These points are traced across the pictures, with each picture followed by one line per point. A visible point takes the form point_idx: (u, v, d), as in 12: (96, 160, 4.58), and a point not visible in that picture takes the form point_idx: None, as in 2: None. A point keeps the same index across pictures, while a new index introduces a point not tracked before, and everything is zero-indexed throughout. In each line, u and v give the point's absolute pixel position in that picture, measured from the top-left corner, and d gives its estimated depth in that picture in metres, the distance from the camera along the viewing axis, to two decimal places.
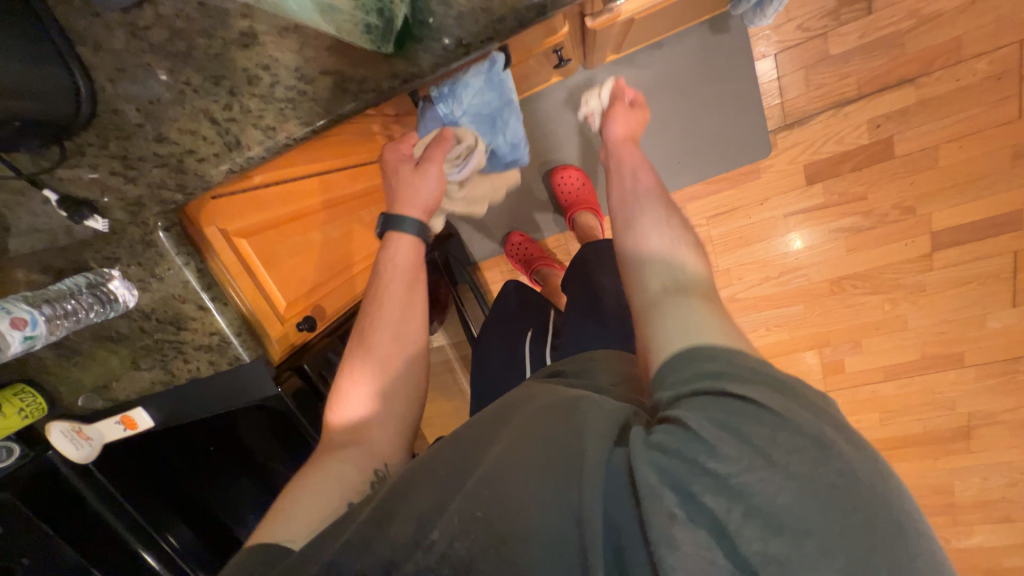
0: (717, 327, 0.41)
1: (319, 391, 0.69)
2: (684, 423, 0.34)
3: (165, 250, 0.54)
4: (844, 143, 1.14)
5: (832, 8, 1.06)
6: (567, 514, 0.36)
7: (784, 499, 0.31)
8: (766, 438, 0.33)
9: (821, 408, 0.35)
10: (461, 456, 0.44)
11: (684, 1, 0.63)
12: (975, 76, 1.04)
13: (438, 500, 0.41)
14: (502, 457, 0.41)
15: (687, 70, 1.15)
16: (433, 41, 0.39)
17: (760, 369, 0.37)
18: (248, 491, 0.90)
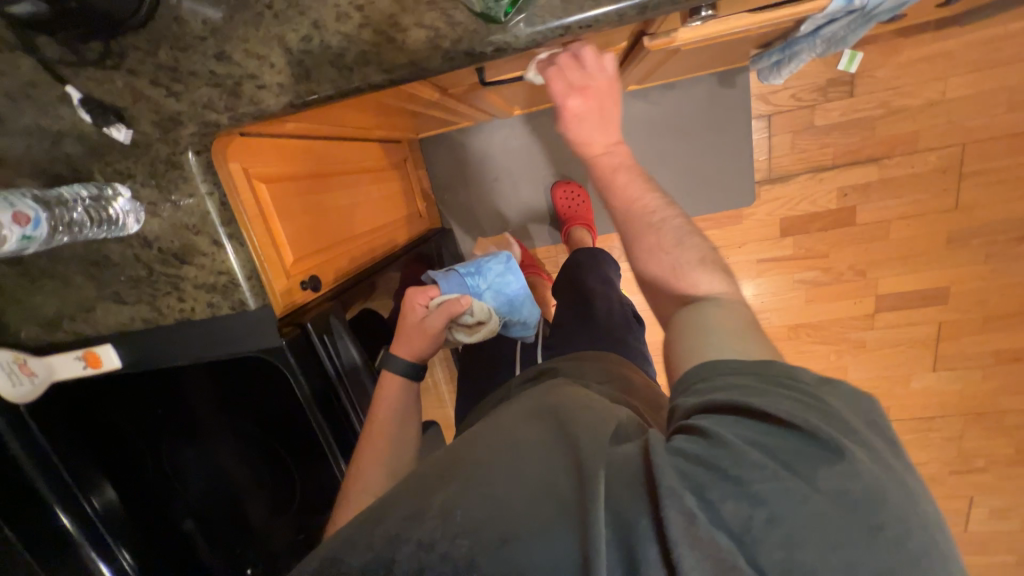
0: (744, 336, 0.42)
1: (315, 353, 0.64)
2: (705, 431, 0.35)
3: (190, 174, 0.51)
4: (816, 205, 1.28)
5: (821, 85, 1.20)
6: (570, 512, 0.33)
7: (807, 507, 0.30)
8: (785, 450, 0.33)
9: (843, 417, 0.35)
10: (455, 453, 0.41)
11: (724, 44, 0.69)
12: (926, 166, 1.21)
13: (433, 497, 0.36)
14: (497, 455, 0.38)
15: (692, 115, 1.25)
16: (535, 16, 0.40)
17: (783, 381, 0.37)
18: (195, 462, 0.77)
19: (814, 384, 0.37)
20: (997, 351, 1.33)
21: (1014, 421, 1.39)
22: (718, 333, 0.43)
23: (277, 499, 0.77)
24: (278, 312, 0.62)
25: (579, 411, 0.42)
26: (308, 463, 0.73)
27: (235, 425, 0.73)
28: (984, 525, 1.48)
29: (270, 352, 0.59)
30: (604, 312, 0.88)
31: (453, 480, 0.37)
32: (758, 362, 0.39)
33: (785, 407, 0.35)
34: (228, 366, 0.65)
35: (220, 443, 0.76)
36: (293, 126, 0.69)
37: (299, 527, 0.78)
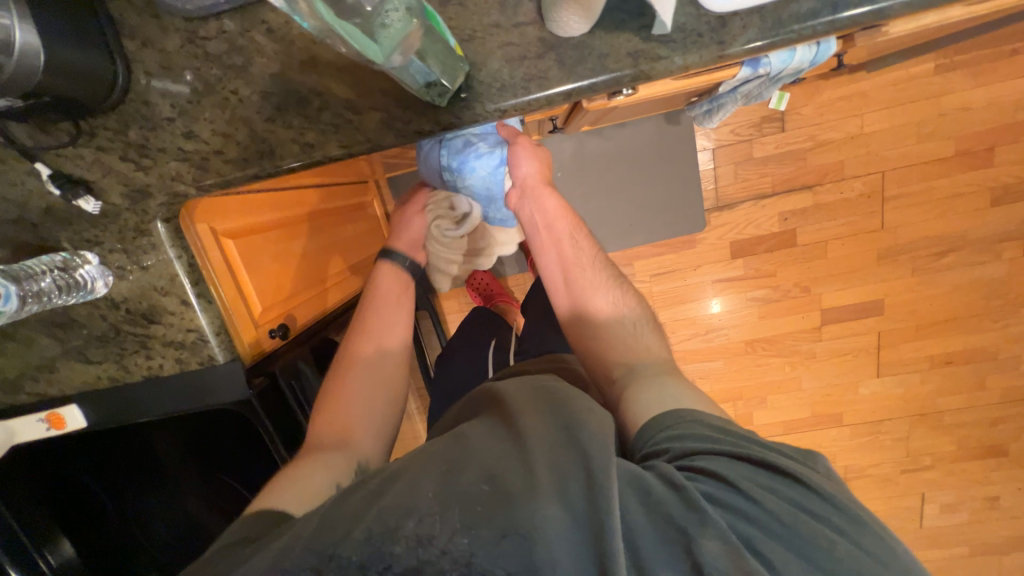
0: (692, 399, 0.51)
1: (287, 397, 0.67)
2: (717, 474, 0.39)
3: (159, 240, 0.53)
4: (760, 229, 1.38)
5: (756, 122, 1.31)
6: (580, 505, 0.36)
7: (842, 556, 0.35)
8: (804, 505, 0.38)
9: (828, 475, 0.42)
10: (454, 450, 0.44)
11: (658, 100, 0.77)
12: (854, 192, 1.34)
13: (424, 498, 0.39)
14: (506, 458, 0.41)
15: (643, 149, 1.35)
16: (476, 103, 0.45)
17: (760, 441, 0.44)
18: (160, 514, 0.77)
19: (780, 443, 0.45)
20: (931, 356, 1.46)
21: (953, 419, 1.50)
22: (675, 401, 0.50)
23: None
24: (249, 361, 0.65)
25: (567, 407, 0.46)
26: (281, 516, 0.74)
27: (205, 474, 0.74)
28: (937, 520, 1.58)
29: (240, 404, 0.61)
30: None
31: (454, 481, 0.39)
32: (726, 428, 0.46)
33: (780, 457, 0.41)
34: (196, 419, 0.66)
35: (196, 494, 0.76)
36: (262, 183, 0.72)
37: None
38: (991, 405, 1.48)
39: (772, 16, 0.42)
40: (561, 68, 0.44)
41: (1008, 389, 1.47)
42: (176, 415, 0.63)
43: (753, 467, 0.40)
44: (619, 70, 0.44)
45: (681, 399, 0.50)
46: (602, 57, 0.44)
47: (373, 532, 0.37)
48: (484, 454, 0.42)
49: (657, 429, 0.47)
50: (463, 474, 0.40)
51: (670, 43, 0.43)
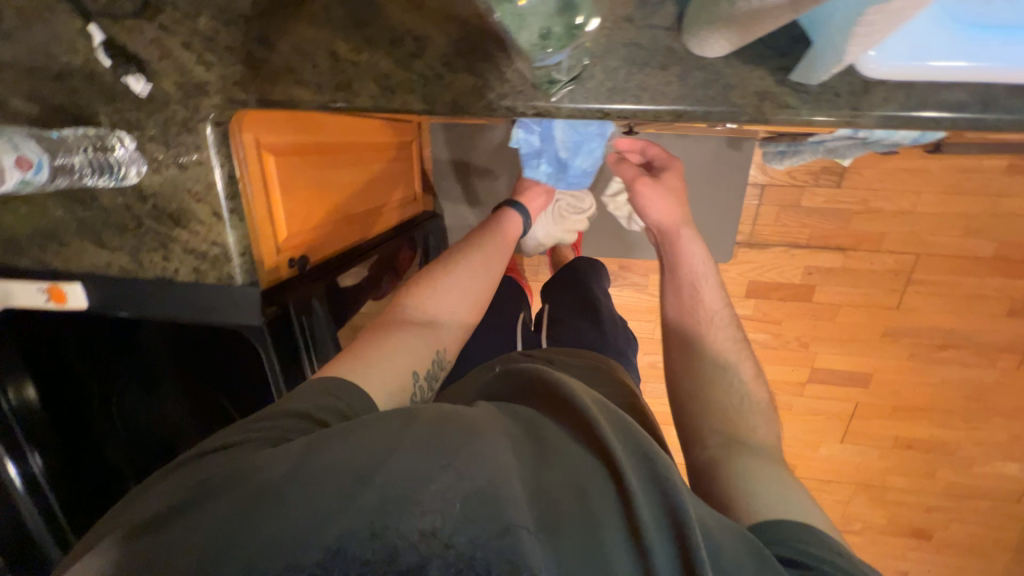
0: (817, 513, 0.47)
1: (292, 324, 0.66)
2: None
3: (204, 144, 0.50)
4: (781, 275, 1.37)
5: (815, 170, 1.26)
6: (666, 540, 0.33)
7: None
8: None
9: None
10: (530, 444, 0.41)
11: None
12: (883, 266, 1.32)
13: (492, 489, 0.36)
14: (590, 468, 0.38)
15: (696, 165, 1.30)
16: (582, 97, 0.42)
17: None
18: (137, 404, 0.78)
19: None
20: (896, 436, 1.51)
21: (894, 497, 1.58)
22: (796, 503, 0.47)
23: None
24: (266, 282, 0.63)
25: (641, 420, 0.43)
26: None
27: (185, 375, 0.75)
28: None
29: (251, 331, 0.61)
30: (608, 319, 0.95)
31: (534, 483, 0.37)
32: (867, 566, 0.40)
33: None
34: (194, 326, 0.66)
35: (173, 391, 0.77)
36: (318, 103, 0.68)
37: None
38: (933, 493, 1.56)
39: (918, 95, 0.39)
40: (680, 86, 0.41)
41: (954, 484, 1.54)
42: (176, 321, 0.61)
43: None
44: (740, 106, 0.40)
45: (794, 500, 0.48)
46: (727, 87, 0.40)
47: (426, 524, 0.34)
48: (565, 459, 0.39)
49: (774, 523, 0.44)
50: (535, 477, 0.38)
51: (803, 93, 0.40)
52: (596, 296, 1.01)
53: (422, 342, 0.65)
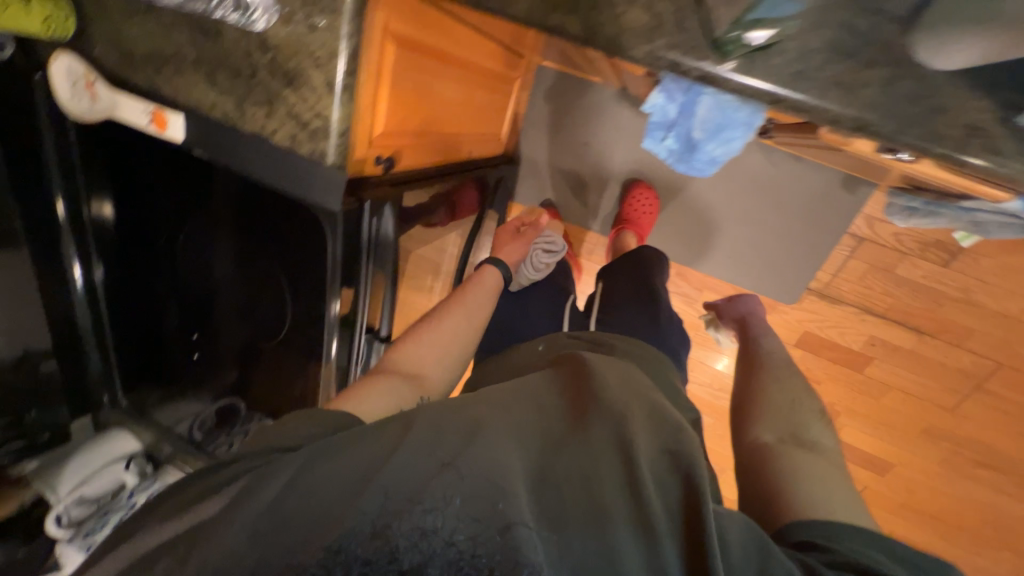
0: (842, 502, 0.53)
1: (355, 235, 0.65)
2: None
3: (342, 8, 0.48)
4: (841, 337, 1.27)
5: (925, 241, 1.13)
6: (671, 532, 0.43)
7: None
8: None
9: None
10: (544, 433, 0.49)
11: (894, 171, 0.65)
12: (955, 363, 1.21)
13: (510, 477, 0.43)
14: (601, 461, 0.46)
15: (798, 194, 1.19)
16: (764, 71, 0.37)
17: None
18: (185, 246, 0.82)
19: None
20: None
21: None
22: (822, 494, 0.54)
23: (234, 325, 0.87)
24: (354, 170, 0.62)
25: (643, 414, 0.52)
26: (277, 318, 0.80)
27: (232, 231, 0.77)
28: None
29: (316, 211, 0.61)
30: (665, 309, 0.94)
31: (550, 472, 0.45)
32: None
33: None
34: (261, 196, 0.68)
35: (219, 244, 0.79)
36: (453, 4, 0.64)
37: (234, 357, 0.91)
38: None
39: None
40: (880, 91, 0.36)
41: None
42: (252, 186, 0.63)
43: None
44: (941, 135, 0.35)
45: (881, 547, 0.47)
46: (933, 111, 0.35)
47: (462, 502, 0.41)
48: (572, 455, 0.46)
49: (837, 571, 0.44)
50: (552, 464, 0.46)
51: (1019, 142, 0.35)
52: (658, 285, 1.01)
53: (408, 386, 0.68)
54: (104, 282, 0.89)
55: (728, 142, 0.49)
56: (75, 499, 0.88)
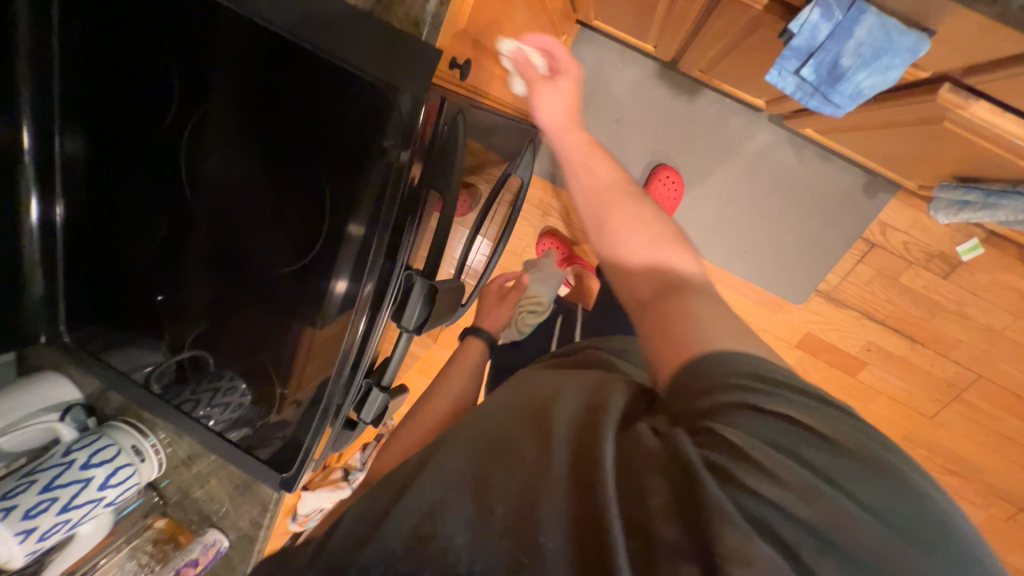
0: (745, 348, 0.51)
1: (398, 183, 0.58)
2: (754, 430, 0.40)
3: None
4: (841, 341, 1.30)
5: (931, 252, 1.19)
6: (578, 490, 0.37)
7: (873, 529, 0.35)
8: (835, 463, 0.39)
9: (892, 455, 0.40)
10: (469, 422, 0.45)
11: (982, 154, 0.65)
12: (939, 372, 1.28)
13: (425, 484, 0.39)
14: (518, 438, 0.41)
15: (820, 194, 1.22)
16: None
17: (812, 402, 0.44)
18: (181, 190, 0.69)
19: (878, 450, 0.41)
20: None
21: None
22: (727, 345, 0.52)
23: (233, 248, 0.70)
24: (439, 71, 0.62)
25: (564, 387, 0.48)
26: (300, 237, 0.66)
27: (252, 177, 0.66)
28: None
29: (381, 86, 0.56)
30: None
31: (463, 464, 0.40)
32: (797, 443, 0.40)
33: (883, 504, 0.37)
34: (311, 139, 0.62)
35: (228, 190, 0.68)
36: None
37: (223, 291, 0.73)
38: None
39: None
40: None
41: None
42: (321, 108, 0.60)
43: (776, 426, 0.41)
44: None
45: (754, 371, 0.47)
46: None
47: (379, 531, 0.37)
48: (492, 436, 0.42)
49: (704, 415, 0.44)
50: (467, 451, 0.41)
51: None
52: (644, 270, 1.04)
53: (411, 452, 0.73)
54: (67, 224, 0.74)
55: (885, 68, 0.52)
56: None
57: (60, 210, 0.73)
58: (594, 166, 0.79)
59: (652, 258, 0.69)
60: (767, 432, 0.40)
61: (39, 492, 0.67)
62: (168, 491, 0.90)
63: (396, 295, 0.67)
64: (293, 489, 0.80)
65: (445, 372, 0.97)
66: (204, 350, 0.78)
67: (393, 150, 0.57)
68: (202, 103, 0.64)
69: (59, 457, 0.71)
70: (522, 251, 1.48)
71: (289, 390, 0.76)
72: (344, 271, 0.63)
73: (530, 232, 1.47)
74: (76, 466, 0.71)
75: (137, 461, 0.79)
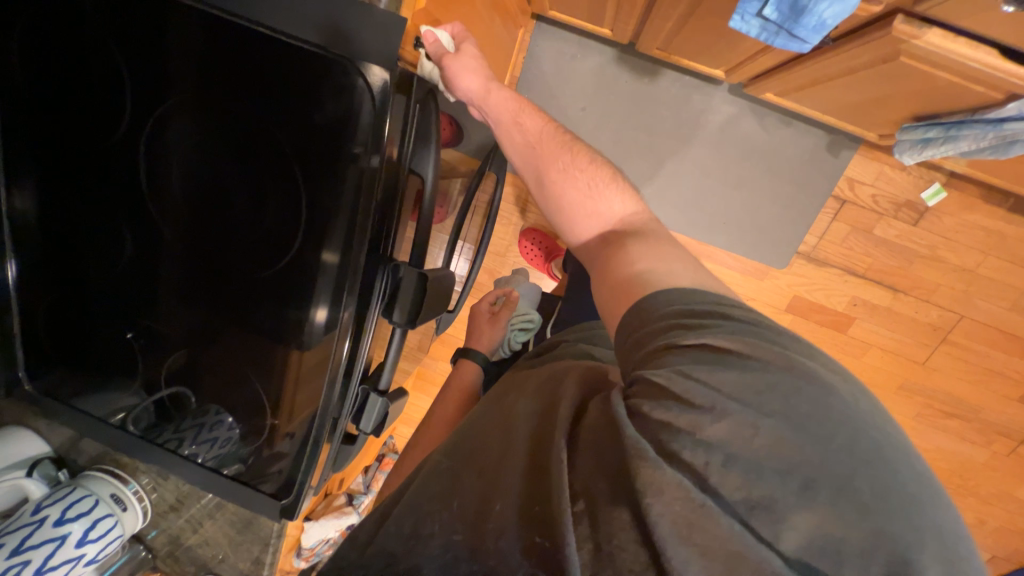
0: (685, 296, 0.62)
1: (370, 187, 0.58)
2: (686, 360, 0.52)
3: None
4: (828, 299, 1.33)
5: (899, 201, 1.23)
6: (546, 482, 0.48)
7: (778, 433, 0.45)
8: (749, 374, 0.50)
9: (805, 370, 0.51)
10: (461, 445, 0.56)
11: (940, 84, 0.67)
12: (924, 317, 1.31)
13: (432, 501, 0.51)
14: (498, 449, 0.53)
15: (786, 159, 1.25)
16: None
17: (733, 330, 0.55)
18: (135, 229, 0.67)
19: (790, 361, 0.51)
20: None
21: None
22: (670, 295, 0.63)
23: (202, 266, 0.67)
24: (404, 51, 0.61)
25: (530, 400, 0.59)
26: (276, 244, 0.63)
27: (207, 204, 0.64)
28: None
29: (351, 69, 0.55)
30: None
31: (460, 480, 0.52)
32: (716, 367, 0.50)
33: (783, 406, 0.47)
34: (267, 159, 0.61)
35: (184, 220, 0.65)
36: None
37: (194, 314, 0.69)
38: None
39: None
40: None
41: None
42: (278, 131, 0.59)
43: (702, 357, 0.52)
44: None
45: (685, 317, 0.58)
46: None
47: (400, 538, 0.49)
48: (482, 452, 0.54)
49: (644, 363, 0.56)
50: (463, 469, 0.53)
51: None
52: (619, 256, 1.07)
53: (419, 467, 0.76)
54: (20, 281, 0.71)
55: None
56: None
57: (11, 245, 0.69)
58: (522, 122, 0.85)
59: (590, 209, 0.86)
60: (694, 361, 0.51)
61: (7, 557, 0.60)
62: (158, 543, 0.83)
63: (383, 292, 0.65)
64: (295, 516, 0.74)
65: (440, 399, 0.94)
66: (184, 387, 0.72)
67: (365, 157, 0.57)
68: (152, 113, 0.61)
69: (30, 516, 0.64)
70: (506, 251, 1.47)
71: (278, 420, 0.72)
72: (323, 300, 0.63)
73: (511, 230, 1.45)
74: (49, 523, 0.64)
75: (119, 511, 0.73)
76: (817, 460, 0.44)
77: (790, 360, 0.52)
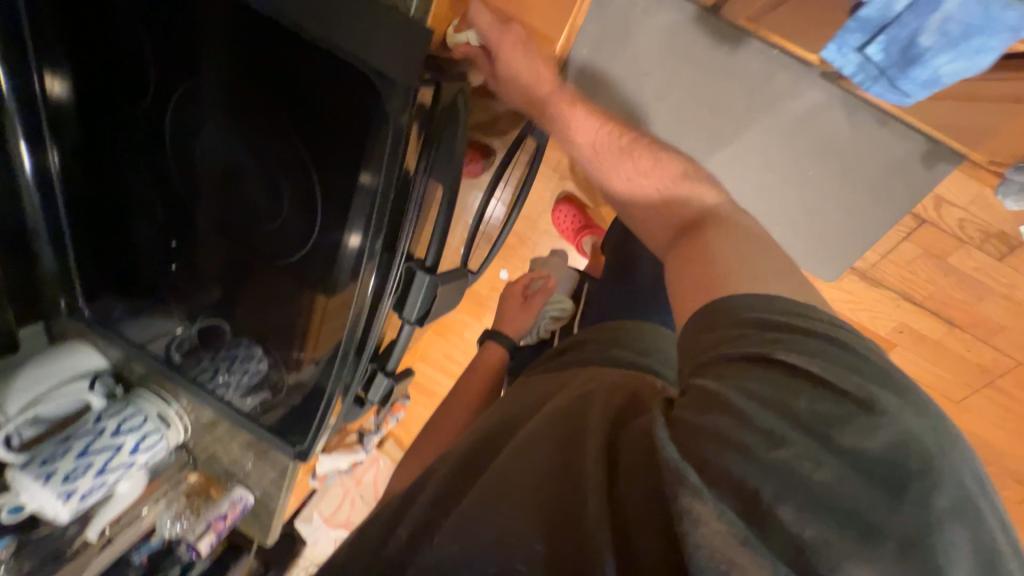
0: (763, 302, 0.54)
1: (396, 157, 0.55)
2: (750, 381, 0.46)
3: None
4: (873, 321, 1.23)
5: (990, 231, 1.08)
6: (573, 497, 0.42)
7: (845, 472, 0.40)
8: (826, 405, 0.44)
9: (896, 406, 0.44)
10: (479, 453, 0.51)
11: None
12: (974, 357, 1.21)
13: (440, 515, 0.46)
14: (516, 456, 0.47)
15: (870, 163, 1.09)
16: None
17: (815, 352, 0.48)
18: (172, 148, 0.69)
19: (873, 398, 0.44)
20: None
21: None
22: (746, 298, 0.55)
23: (235, 227, 0.71)
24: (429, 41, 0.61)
25: (560, 404, 0.53)
26: (297, 224, 0.65)
27: (236, 136, 0.64)
28: None
29: (379, 81, 0.53)
30: None
31: (475, 490, 0.46)
32: (782, 395, 0.44)
33: (855, 445, 0.41)
34: (295, 102, 0.59)
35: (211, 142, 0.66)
36: None
37: (231, 275, 0.76)
38: None
39: None
40: None
41: None
42: (306, 69, 0.57)
43: (767, 378, 0.46)
44: None
45: (760, 329, 0.51)
46: None
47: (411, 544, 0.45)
48: (502, 460, 0.47)
49: (701, 370, 0.50)
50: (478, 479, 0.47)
51: None
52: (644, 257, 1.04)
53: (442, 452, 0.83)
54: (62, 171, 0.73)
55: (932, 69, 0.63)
56: (28, 420, 0.75)
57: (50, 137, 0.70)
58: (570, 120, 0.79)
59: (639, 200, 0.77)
60: (758, 384, 0.46)
61: (77, 457, 0.72)
62: (197, 449, 0.98)
63: (397, 286, 0.66)
64: (308, 458, 0.84)
65: (469, 378, 1.02)
66: (218, 318, 0.81)
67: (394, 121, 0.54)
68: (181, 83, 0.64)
69: (93, 425, 0.76)
70: (538, 217, 1.41)
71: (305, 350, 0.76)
72: (359, 224, 0.60)
73: (547, 196, 1.39)
74: (108, 433, 0.76)
75: (164, 428, 0.84)
76: (888, 509, 0.38)
77: (878, 391, 0.45)
